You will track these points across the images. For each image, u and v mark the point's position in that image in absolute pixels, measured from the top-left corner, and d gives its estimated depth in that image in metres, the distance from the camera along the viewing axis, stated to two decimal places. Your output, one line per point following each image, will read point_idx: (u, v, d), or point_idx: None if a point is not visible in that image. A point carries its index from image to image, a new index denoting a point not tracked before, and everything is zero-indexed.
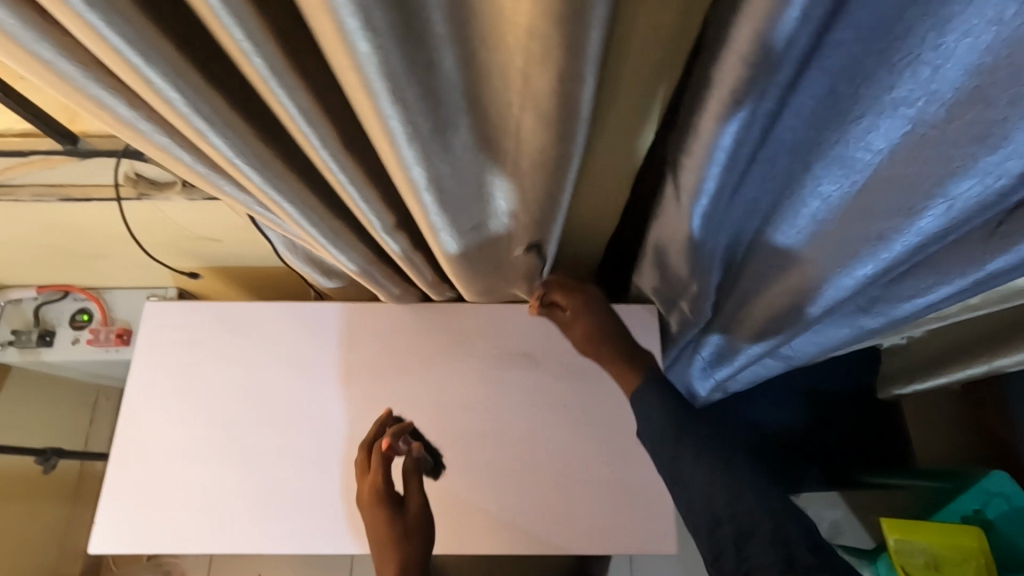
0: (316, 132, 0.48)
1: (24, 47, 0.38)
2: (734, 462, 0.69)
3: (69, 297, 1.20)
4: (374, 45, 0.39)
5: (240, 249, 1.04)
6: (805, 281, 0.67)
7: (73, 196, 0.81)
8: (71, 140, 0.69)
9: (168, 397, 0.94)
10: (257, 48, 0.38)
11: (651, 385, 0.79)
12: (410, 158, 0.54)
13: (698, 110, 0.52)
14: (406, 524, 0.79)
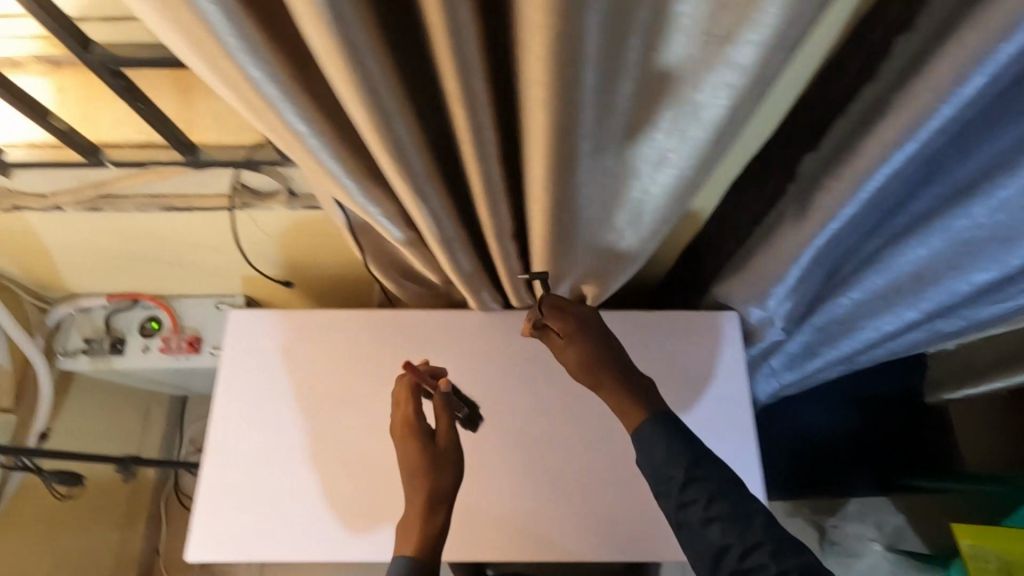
0: (484, 139, 0.48)
1: (234, 58, 0.39)
2: (749, 512, 0.65)
3: (137, 306, 1.20)
4: (580, 54, 0.39)
5: (319, 258, 1.04)
6: (911, 279, 0.71)
7: (176, 206, 0.81)
8: (192, 151, 0.70)
9: (238, 395, 0.95)
10: (464, 59, 0.39)
11: (658, 424, 0.71)
12: (560, 167, 0.54)
13: (857, 146, 0.53)
14: (436, 452, 0.80)
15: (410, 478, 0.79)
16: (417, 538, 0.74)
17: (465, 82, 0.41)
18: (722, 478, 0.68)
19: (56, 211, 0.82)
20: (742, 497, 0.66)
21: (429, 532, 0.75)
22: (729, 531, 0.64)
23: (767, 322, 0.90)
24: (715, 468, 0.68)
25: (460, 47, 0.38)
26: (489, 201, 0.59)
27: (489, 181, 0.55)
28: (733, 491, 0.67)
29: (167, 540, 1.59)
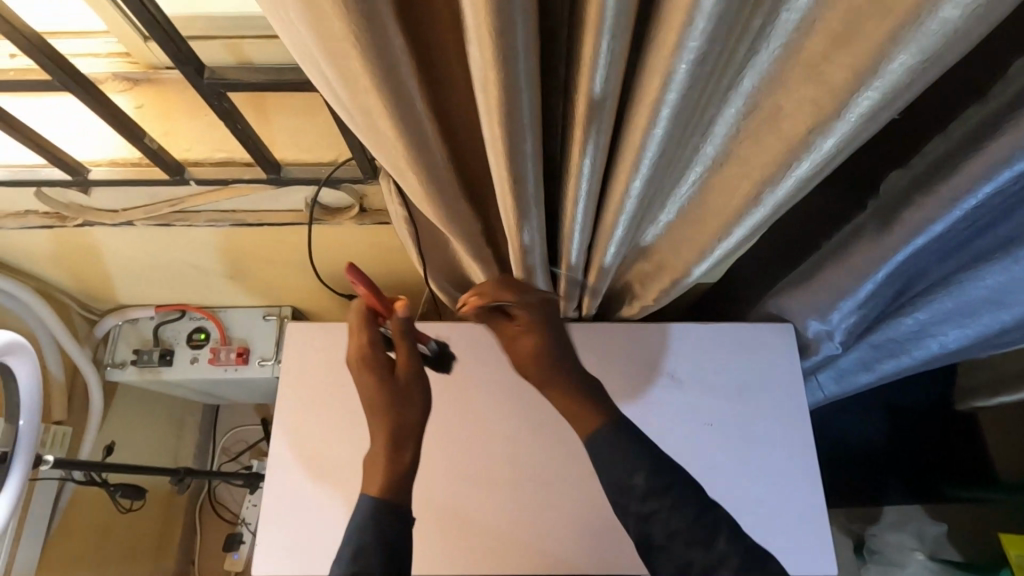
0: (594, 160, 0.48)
1: (369, 78, 0.39)
2: (705, 522, 0.83)
3: (185, 317, 1.20)
4: (717, 81, 0.39)
5: (372, 272, 1.05)
6: (984, 294, 0.72)
7: (244, 221, 0.84)
8: (276, 169, 0.71)
9: (299, 399, 0.92)
10: (601, 96, 0.39)
11: (610, 430, 0.88)
12: (645, 195, 0.52)
13: (961, 162, 0.55)
14: (397, 384, 0.90)
15: (375, 412, 0.89)
16: (382, 477, 0.87)
17: (595, 117, 0.42)
18: (672, 492, 0.84)
19: (127, 225, 0.83)
20: (693, 508, 0.83)
21: (397, 467, 0.87)
22: (692, 546, 0.80)
23: (823, 338, 0.91)
24: (667, 477, 0.85)
25: (601, 87, 0.38)
26: (574, 226, 0.59)
27: (583, 209, 0.55)
28: (684, 501, 0.83)
29: (201, 550, 1.58)
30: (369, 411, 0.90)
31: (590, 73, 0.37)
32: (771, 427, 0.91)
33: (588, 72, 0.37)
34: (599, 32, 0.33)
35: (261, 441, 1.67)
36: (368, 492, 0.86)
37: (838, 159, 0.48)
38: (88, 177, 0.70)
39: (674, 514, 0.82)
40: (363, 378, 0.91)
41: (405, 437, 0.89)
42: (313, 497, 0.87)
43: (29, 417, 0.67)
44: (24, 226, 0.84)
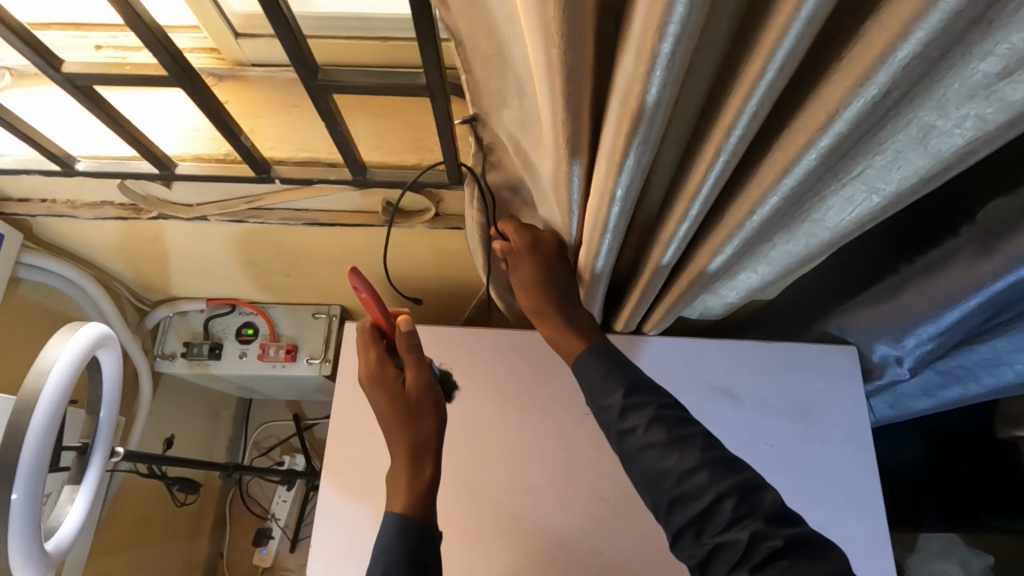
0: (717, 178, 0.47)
1: None
2: (687, 437, 0.63)
3: (234, 312, 1.20)
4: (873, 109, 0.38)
5: (428, 275, 1.04)
6: None
7: (317, 221, 0.85)
8: (362, 170, 0.70)
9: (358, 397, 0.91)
10: (751, 114, 0.39)
11: (596, 354, 0.69)
12: (763, 212, 0.50)
13: None
14: (409, 403, 0.72)
15: (394, 432, 0.71)
16: (406, 492, 0.68)
17: (736, 139, 0.41)
18: (659, 403, 0.66)
19: (200, 220, 0.83)
20: (680, 419, 0.64)
21: (418, 483, 0.68)
22: (667, 456, 0.62)
23: (890, 363, 0.89)
24: (650, 392, 0.66)
25: (753, 107, 0.38)
26: (674, 239, 0.58)
27: (688, 224, 0.54)
28: (670, 413, 0.65)
29: (231, 544, 1.58)
30: (387, 429, 0.71)
31: (746, 92, 0.37)
32: (835, 452, 0.90)
33: (743, 91, 0.37)
34: (773, 53, 0.33)
35: (292, 438, 1.67)
36: (392, 512, 0.67)
37: (968, 161, 0.44)
38: (175, 172, 0.70)
39: (654, 425, 0.64)
40: (379, 404, 0.72)
41: (429, 449, 0.71)
42: (371, 501, 0.85)
43: (110, 408, 0.69)
44: (98, 216, 0.86)
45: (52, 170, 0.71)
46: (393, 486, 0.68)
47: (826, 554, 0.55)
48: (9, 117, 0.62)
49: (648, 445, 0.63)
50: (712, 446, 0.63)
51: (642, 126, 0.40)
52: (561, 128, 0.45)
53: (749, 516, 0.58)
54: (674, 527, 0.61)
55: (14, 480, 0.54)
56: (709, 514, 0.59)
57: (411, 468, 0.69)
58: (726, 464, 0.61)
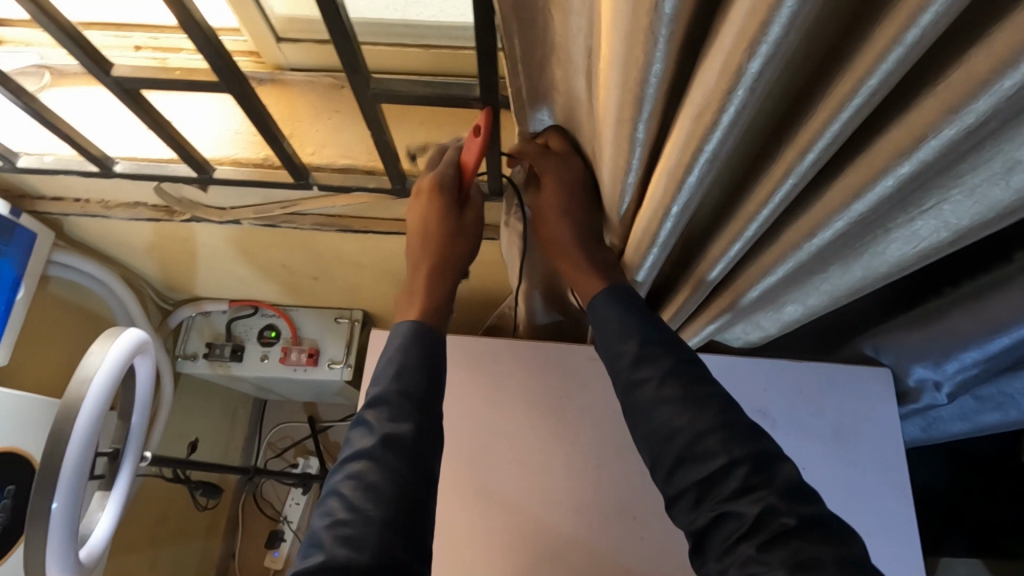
0: (780, 203, 0.45)
1: None
2: (703, 398, 0.59)
3: (257, 313, 1.20)
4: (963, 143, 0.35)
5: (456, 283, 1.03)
6: None
7: (351, 227, 0.84)
8: (403, 180, 0.70)
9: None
10: (830, 140, 0.37)
11: (612, 299, 0.63)
12: (824, 236, 0.48)
13: None
14: (455, 228, 0.68)
15: (421, 238, 0.67)
16: (423, 304, 0.65)
17: (810, 162, 0.39)
18: (676, 357, 0.62)
19: (232, 223, 0.84)
20: (697, 377, 0.60)
21: (434, 299, 0.66)
22: (679, 413, 0.58)
23: (926, 387, 0.87)
24: (668, 346, 0.62)
25: (834, 133, 0.36)
26: (724, 257, 0.56)
27: (742, 243, 0.52)
28: (687, 370, 0.61)
29: (244, 546, 1.57)
30: (413, 235, 0.68)
31: (829, 115, 0.35)
32: (872, 476, 0.88)
33: (827, 113, 0.35)
34: (866, 78, 0.31)
35: (306, 440, 1.66)
36: (407, 319, 0.64)
37: None
38: (213, 176, 0.69)
39: (667, 381, 0.60)
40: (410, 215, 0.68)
41: (449, 275, 0.68)
42: None
43: (142, 413, 0.69)
44: (132, 217, 0.85)
45: (91, 171, 0.70)
46: (409, 292, 0.66)
47: (842, 538, 0.51)
48: (52, 118, 0.61)
49: (659, 401, 0.60)
50: (726, 408, 0.59)
51: (713, 142, 0.38)
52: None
53: (761, 487, 0.54)
54: (676, 489, 0.58)
55: (54, 489, 0.54)
56: (716, 479, 0.56)
57: (430, 278, 0.66)
58: (741, 430, 0.57)
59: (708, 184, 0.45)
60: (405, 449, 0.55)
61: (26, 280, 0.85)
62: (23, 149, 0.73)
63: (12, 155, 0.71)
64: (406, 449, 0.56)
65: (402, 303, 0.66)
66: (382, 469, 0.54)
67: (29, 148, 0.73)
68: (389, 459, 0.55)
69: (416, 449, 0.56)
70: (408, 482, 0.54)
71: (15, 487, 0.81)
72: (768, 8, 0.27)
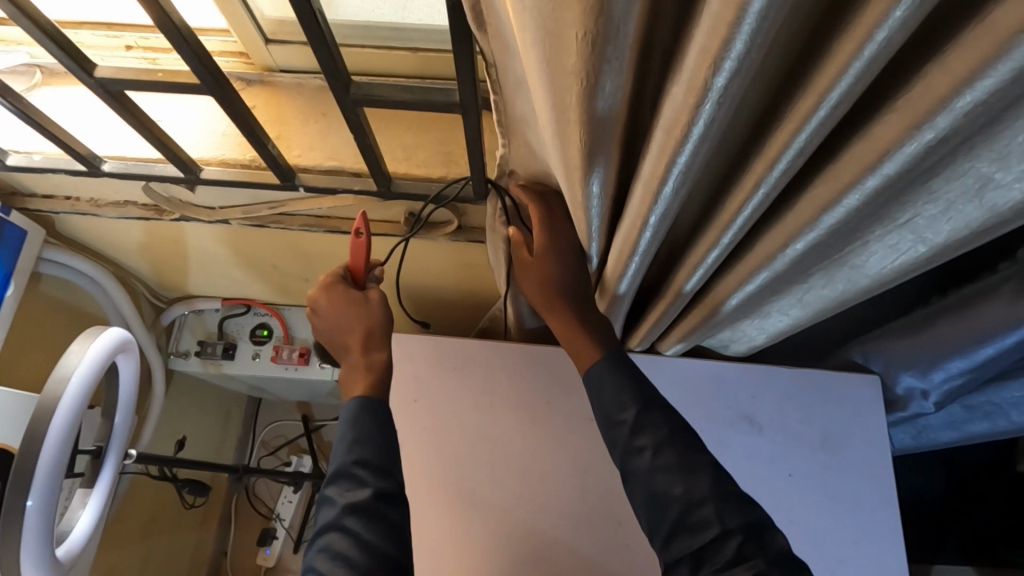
0: (752, 213, 0.45)
1: None
2: (697, 466, 0.60)
3: (250, 312, 1.19)
4: (933, 159, 0.35)
5: (446, 285, 1.03)
6: None
7: (339, 229, 0.84)
8: (388, 183, 0.70)
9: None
10: (797, 153, 0.37)
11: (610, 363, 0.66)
12: (799, 245, 0.48)
13: None
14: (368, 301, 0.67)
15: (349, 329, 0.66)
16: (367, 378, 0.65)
17: (779, 174, 0.39)
18: (671, 426, 0.63)
19: (221, 223, 0.84)
20: (691, 446, 0.62)
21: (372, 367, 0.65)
22: (674, 483, 0.59)
23: (914, 395, 0.87)
24: (665, 415, 0.63)
25: (801, 145, 0.36)
26: (702, 265, 0.56)
27: (719, 251, 0.52)
28: (682, 438, 0.62)
29: (236, 543, 1.58)
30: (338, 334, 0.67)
31: (794, 127, 0.35)
32: (860, 485, 0.87)
33: (794, 126, 0.35)
34: (829, 91, 0.31)
35: (300, 438, 1.67)
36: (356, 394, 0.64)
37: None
38: (201, 176, 0.70)
39: (663, 448, 0.61)
40: (324, 304, 0.66)
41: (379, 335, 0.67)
42: None
43: (126, 413, 0.69)
44: (122, 216, 0.86)
45: (79, 170, 0.71)
46: (350, 375, 0.65)
47: None
48: (38, 118, 0.62)
49: (656, 468, 0.60)
50: (719, 473, 0.60)
51: (685, 155, 0.38)
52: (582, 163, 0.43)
53: (755, 558, 0.55)
54: (671, 559, 0.58)
55: (31, 487, 0.55)
56: (711, 549, 0.56)
57: (364, 355, 0.65)
58: (735, 500, 0.59)
59: (684, 196, 0.44)
60: (375, 517, 0.56)
61: (16, 277, 0.85)
62: (12, 148, 0.73)
63: (0, 153, 0.71)
64: (377, 518, 0.56)
65: (347, 385, 0.66)
66: (356, 540, 0.54)
67: (18, 147, 0.73)
68: (360, 527, 0.55)
69: (384, 515, 0.56)
70: (386, 550, 0.55)
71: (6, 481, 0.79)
72: (726, 28, 0.27)
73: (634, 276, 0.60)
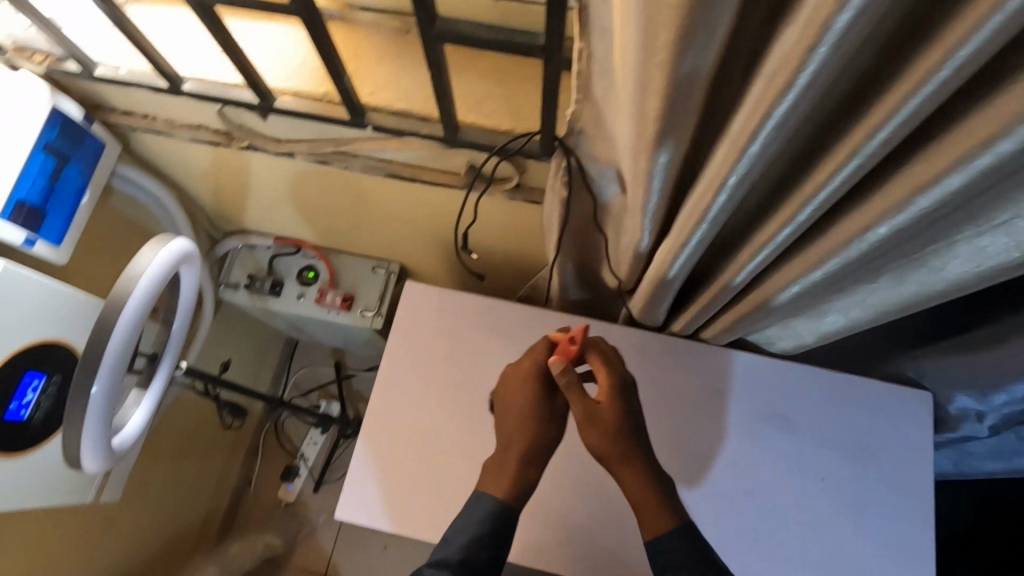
0: (836, 189, 0.42)
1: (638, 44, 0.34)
2: None
3: (299, 253, 1.22)
4: None
5: (494, 246, 1.03)
6: None
7: (400, 174, 0.85)
8: (456, 129, 0.70)
9: (414, 349, 0.92)
10: (902, 123, 0.34)
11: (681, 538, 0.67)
12: (883, 229, 0.45)
13: None
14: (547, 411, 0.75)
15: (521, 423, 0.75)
16: (510, 476, 0.73)
17: (877, 145, 0.36)
18: None
19: (286, 155, 0.86)
20: None
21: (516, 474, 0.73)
22: None
23: (969, 417, 0.84)
24: None
25: (908, 113, 0.33)
26: (768, 245, 0.53)
27: (791, 230, 0.49)
28: None
29: (260, 475, 1.65)
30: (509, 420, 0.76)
31: (904, 92, 0.32)
32: (897, 502, 0.80)
33: (904, 91, 0.32)
34: (956, 49, 0.28)
35: (330, 384, 1.70)
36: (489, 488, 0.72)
37: None
38: (274, 104, 0.71)
39: None
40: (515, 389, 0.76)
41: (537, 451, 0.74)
42: (412, 462, 0.87)
43: (182, 322, 0.73)
44: (193, 138, 0.88)
45: (160, 87, 0.73)
46: (499, 467, 0.72)
47: None
48: (132, 30, 0.64)
49: None
50: None
51: (775, 120, 0.34)
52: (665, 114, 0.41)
53: None
54: None
55: (96, 375, 0.58)
56: None
57: (520, 461, 0.73)
58: None
59: (764, 165, 0.41)
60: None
61: (91, 188, 0.88)
62: (100, 58, 0.76)
63: (88, 62, 0.74)
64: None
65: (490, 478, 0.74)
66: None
67: (105, 59, 0.76)
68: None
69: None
70: None
71: (60, 377, 0.83)
72: None
73: (694, 251, 0.58)
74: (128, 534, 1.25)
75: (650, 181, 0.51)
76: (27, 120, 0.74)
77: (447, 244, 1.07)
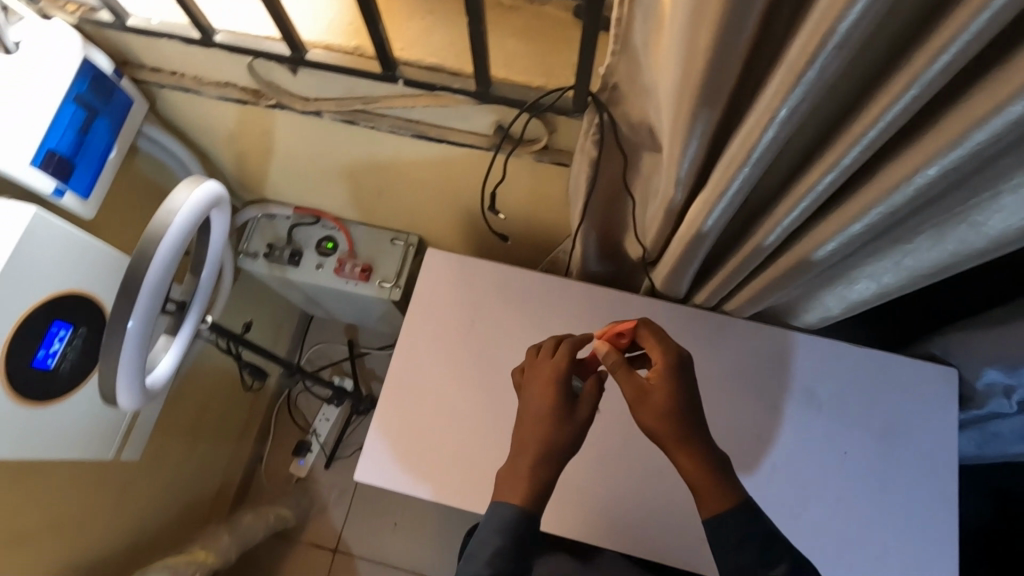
0: (889, 124, 0.41)
1: None
2: None
3: (318, 223, 1.22)
4: None
5: (516, 214, 1.02)
6: None
7: (427, 135, 0.85)
8: (488, 84, 0.69)
9: (432, 316, 0.91)
10: (969, 43, 0.32)
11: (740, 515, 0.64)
12: (934, 170, 0.43)
13: None
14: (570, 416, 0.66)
15: (536, 426, 0.66)
16: (526, 484, 0.65)
17: (939, 70, 0.35)
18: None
19: (314, 115, 0.86)
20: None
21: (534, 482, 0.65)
22: None
23: (995, 392, 0.80)
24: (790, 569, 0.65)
25: (977, 30, 0.31)
26: (808, 194, 0.52)
27: (835, 175, 0.48)
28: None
29: (272, 448, 1.66)
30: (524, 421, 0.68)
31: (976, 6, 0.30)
32: (915, 482, 0.79)
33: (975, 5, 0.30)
34: None
35: (343, 361, 1.71)
36: (510, 499, 0.65)
37: None
38: (306, 56, 0.71)
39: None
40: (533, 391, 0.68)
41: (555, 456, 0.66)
42: (431, 426, 0.86)
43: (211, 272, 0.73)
44: (221, 96, 0.89)
45: (193, 38, 0.73)
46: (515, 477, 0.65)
47: None
48: None
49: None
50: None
51: (839, 36, 0.34)
52: (715, 46, 0.40)
53: None
54: None
55: (132, 312, 0.58)
56: None
57: (534, 464, 0.65)
58: None
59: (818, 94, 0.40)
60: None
61: (119, 143, 0.88)
62: (133, 10, 0.76)
63: (122, 13, 0.74)
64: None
65: (504, 486, 0.66)
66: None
67: (138, 10, 0.76)
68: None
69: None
70: None
71: (87, 330, 0.84)
72: None
73: (730, 204, 0.57)
74: (147, 502, 1.27)
75: (690, 127, 0.50)
76: (60, 68, 0.74)
77: (469, 212, 1.06)
